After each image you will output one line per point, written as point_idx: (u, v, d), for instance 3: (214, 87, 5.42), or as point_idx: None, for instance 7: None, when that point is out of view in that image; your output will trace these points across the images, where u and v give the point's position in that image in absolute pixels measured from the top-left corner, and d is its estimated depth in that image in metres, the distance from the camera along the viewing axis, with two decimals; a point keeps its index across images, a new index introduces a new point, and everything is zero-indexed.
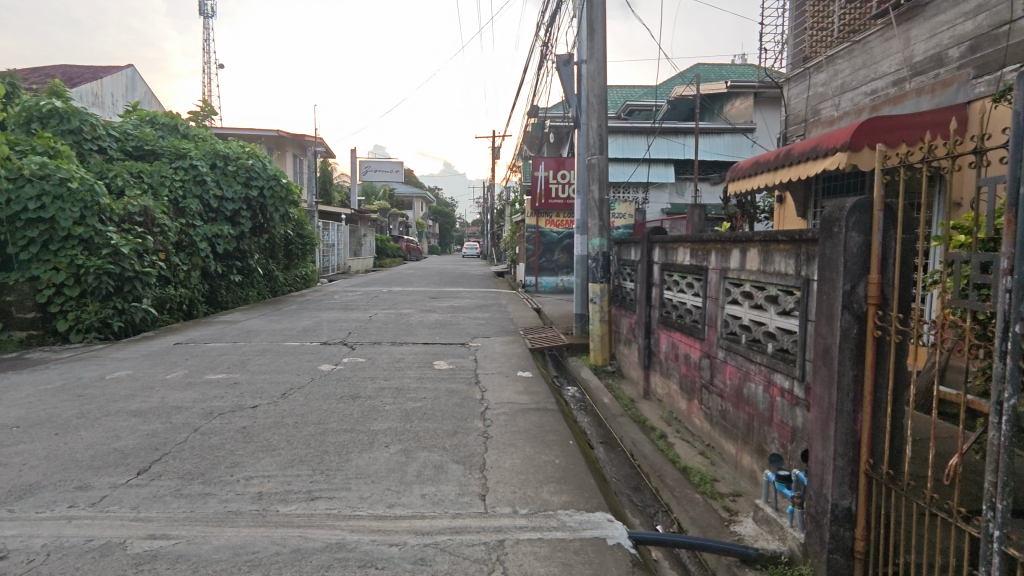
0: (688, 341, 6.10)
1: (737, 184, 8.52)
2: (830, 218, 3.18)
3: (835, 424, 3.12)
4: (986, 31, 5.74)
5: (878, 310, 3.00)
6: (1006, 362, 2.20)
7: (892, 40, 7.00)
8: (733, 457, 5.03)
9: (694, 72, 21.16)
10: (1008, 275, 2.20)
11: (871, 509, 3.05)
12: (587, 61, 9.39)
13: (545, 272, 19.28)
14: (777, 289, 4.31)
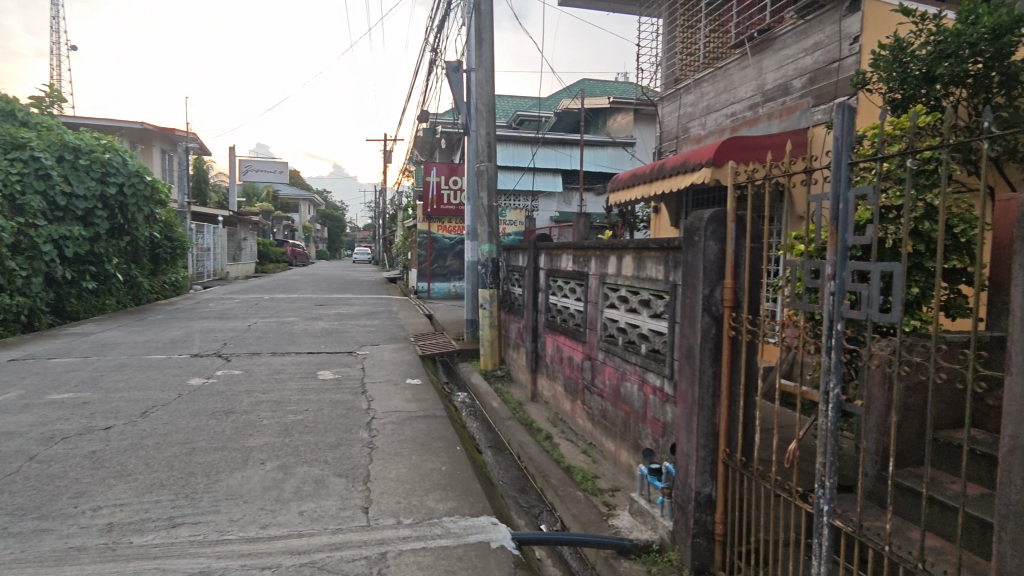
0: (572, 344, 6.33)
1: (617, 194, 9.01)
2: (692, 227, 3.44)
3: (698, 418, 3.39)
4: (821, 66, 6.54)
5: (732, 312, 3.29)
6: (832, 356, 2.51)
7: (747, 68, 7.77)
8: (612, 454, 5.29)
9: (579, 87, 22.14)
10: (831, 280, 2.51)
11: (728, 494, 3.35)
12: (475, 69, 9.49)
13: (437, 278, 19.15)
14: (649, 293, 4.60)
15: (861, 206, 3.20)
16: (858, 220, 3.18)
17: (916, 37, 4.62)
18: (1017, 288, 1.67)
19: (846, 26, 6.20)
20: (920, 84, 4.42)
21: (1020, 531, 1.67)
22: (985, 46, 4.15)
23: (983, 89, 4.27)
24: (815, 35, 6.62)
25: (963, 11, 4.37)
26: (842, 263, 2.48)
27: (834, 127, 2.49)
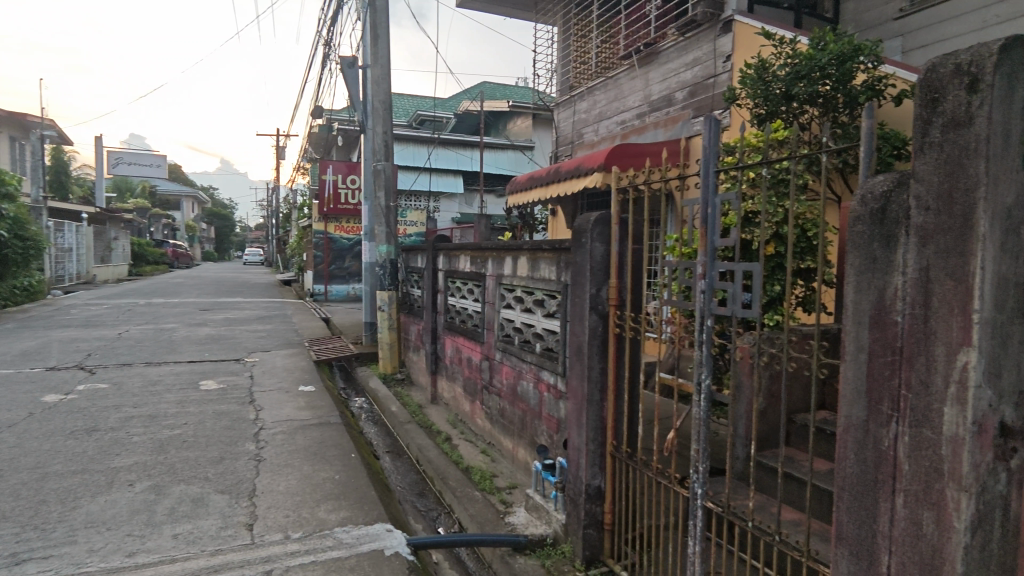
0: (470, 344, 6.35)
1: (516, 197, 9.15)
2: (580, 229, 3.57)
3: (587, 412, 3.52)
4: (700, 81, 7.03)
5: (616, 310, 3.45)
6: (703, 349, 2.71)
7: (635, 79, 8.21)
8: (510, 452, 5.37)
9: (480, 89, 22.29)
10: (702, 279, 2.71)
11: (615, 485, 3.51)
12: (371, 65, 9.26)
13: (335, 279, 18.45)
14: (543, 293, 4.72)
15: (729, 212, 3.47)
16: (727, 224, 3.45)
17: (777, 58, 5.10)
18: (848, 285, 1.88)
19: (720, 45, 6.72)
20: (781, 101, 4.90)
21: (854, 500, 1.89)
22: (832, 70, 4.67)
23: (831, 108, 4.81)
24: (694, 51, 7.12)
25: (815, 38, 4.89)
26: (711, 263, 2.69)
27: (702, 137, 2.69)
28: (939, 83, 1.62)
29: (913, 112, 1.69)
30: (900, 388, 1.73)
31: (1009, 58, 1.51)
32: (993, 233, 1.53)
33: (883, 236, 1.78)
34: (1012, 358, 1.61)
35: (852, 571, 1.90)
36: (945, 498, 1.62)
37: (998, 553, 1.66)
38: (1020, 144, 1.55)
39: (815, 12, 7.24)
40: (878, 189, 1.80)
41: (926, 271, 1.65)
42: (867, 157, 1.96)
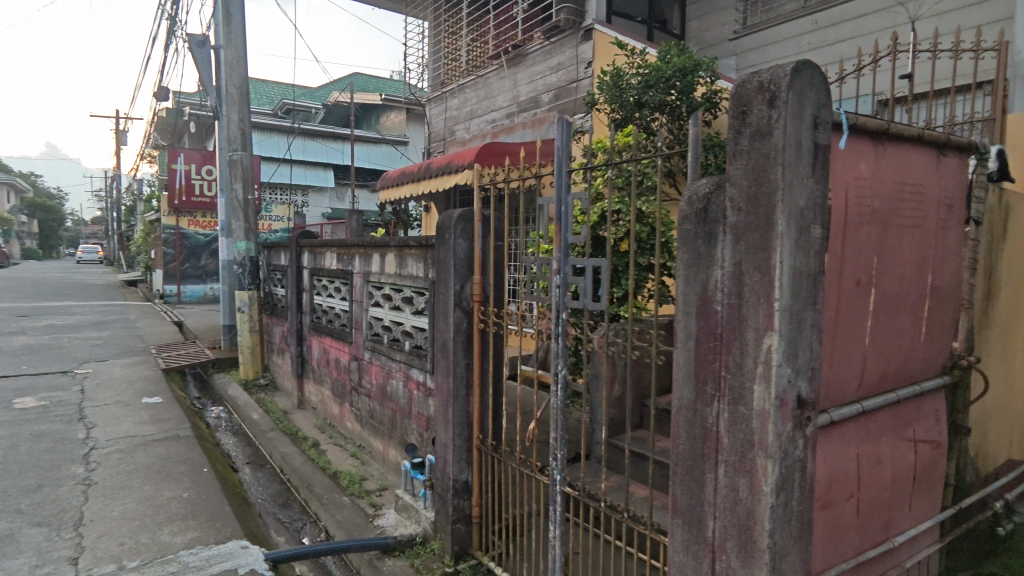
0: (338, 345, 6.10)
1: (386, 192, 8.92)
2: (443, 226, 3.57)
3: (453, 408, 3.54)
4: (564, 84, 7.34)
5: (480, 306, 3.51)
6: (560, 342, 2.85)
7: (504, 79, 8.37)
8: (380, 453, 5.24)
9: (350, 80, 21.49)
10: (557, 275, 2.85)
11: (481, 478, 3.56)
12: (223, 46, 8.53)
13: (189, 279, 16.79)
14: (411, 290, 4.66)
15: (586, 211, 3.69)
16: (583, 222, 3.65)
17: (630, 67, 5.47)
18: (678, 278, 2.06)
19: (582, 52, 7.06)
20: (633, 108, 5.25)
21: (686, 474, 2.08)
22: (677, 81, 5.10)
23: (677, 117, 5.26)
24: (558, 56, 7.40)
25: (662, 51, 5.30)
26: (565, 259, 2.83)
27: (554, 138, 2.81)
28: (746, 98, 1.82)
29: (727, 122, 1.88)
30: (720, 370, 1.93)
31: (798, 79, 1.74)
32: (788, 231, 1.76)
33: (705, 233, 1.97)
34: (806, 339, 1.85)
35: (685, 538, 2.09)
36: (756, 465, 1.84)
37: (798, 509, 1.91)
38: (809, 153, 1.79)
39: (664, 27, 7.88)
40: (701, 191, 1.99)
41: (739, 264, 1.86)
42: (694, 162, 2.16)
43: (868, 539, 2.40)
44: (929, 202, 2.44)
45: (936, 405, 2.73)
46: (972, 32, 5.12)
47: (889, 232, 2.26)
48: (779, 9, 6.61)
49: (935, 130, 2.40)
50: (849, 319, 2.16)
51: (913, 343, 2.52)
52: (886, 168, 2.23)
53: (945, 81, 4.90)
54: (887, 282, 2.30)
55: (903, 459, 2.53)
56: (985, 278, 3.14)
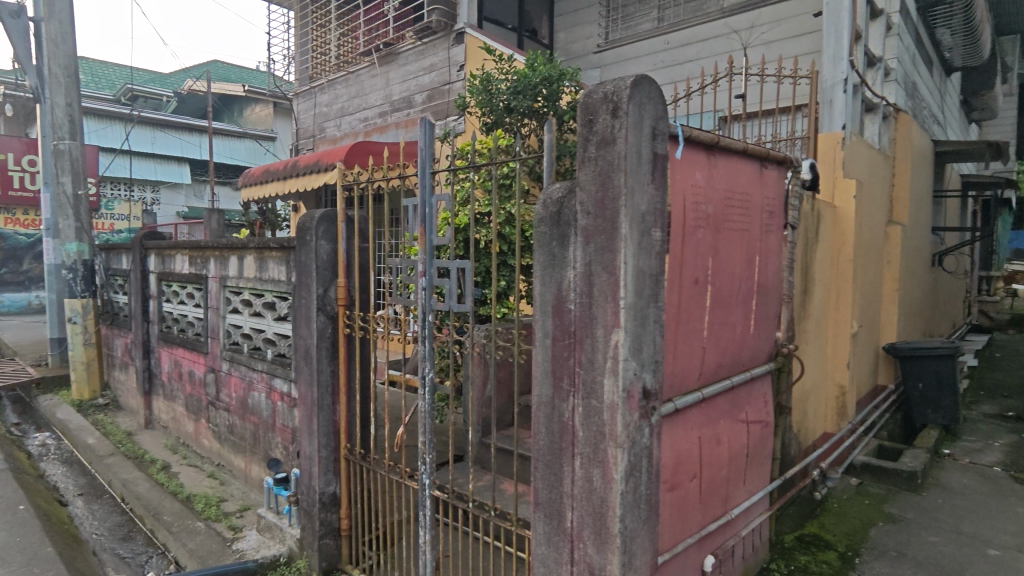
0: (192, 356, 5.56)
1: (249, 190, 8.30)
2: (304, 226, 3.40)
3: (318, 418, 3.38)
4: (436, 86, 7.32)
5: (346, 310, 3.39)
6: (426, 345, 2.85)
7: (376, 77, 8.16)
8: (242, 471, 4.85)
9: (207, 69, 19.81)
10: (423, 277, 2.85)
11: (349, 489, 3.44)
12: (44, 19, 7.44)
13: (6, 286, 14.45)
14: (273, 296, 4.37)
15: (454, 213, 3.69)
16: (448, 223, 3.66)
17: (500, 73, 5.58)
18: (536, 278, 2.13)
19: (453, 55, 7.08)
20: (503, 113, 5.37)
21: (546, 468, 2.15)
22: (543, 88, 5.26)
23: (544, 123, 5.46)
24: (431, 57, 7.37)
25: (530, 59, 5.46)
26: (430, 261, 2.83)
27: (418, 139, 2.80)
28: (592, 107, 1.93)
29: (576, 129, 1.98)
30: (575, 367, 2.03)
31: (638, 92, 1.87)
32: (631, 234, 1.88)
33: (559, 235, 2.05)
34: (649, 333, 1.99)
35: (547, 530, 2.16)
36: (608, 455, 1.94)
37: (646, 493, 2.05)
38: (648, 162, 1.93)
39: (534, 37, 8.14)
40: (555, 195, 2.07)
41: (590, 265, 1.96)
42: (549, 165, 2.24)
43: (709, 513, 2.64)
44: (755, 209, 2.75)
45: (764, 389, 3.08)
46: (792, 60, 5.88)
47: (721, 235, 2.51)
48: (637, 28, 7.10)
49: (759, 145, 2.70)
50: (689, 313, 2.37)
51: (744, 335, 2.82)
52: (718, 176, 2.47)
53: (772, 102, 5.56)
54: (721, 281, 2.55)
55: (738, 438, 2.82)
56: (802, 276, 3.60)
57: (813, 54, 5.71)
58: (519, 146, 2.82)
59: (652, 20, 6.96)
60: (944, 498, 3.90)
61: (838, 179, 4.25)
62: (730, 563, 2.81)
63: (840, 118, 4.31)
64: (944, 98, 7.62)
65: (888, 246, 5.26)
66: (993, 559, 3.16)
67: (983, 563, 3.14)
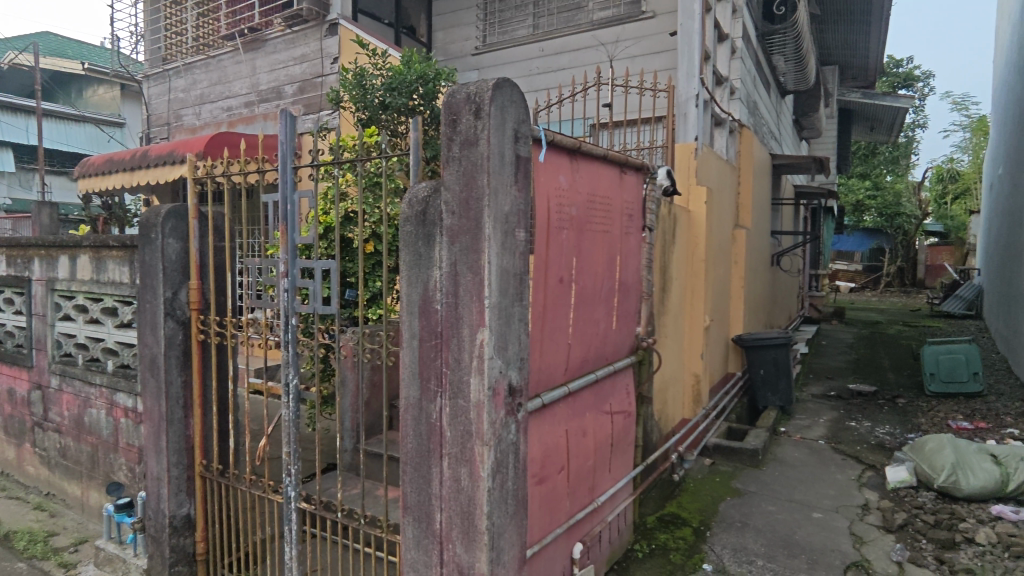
0: (12, 372, 4.80)
1: (88, 181, 7.32)
2: (147, 223, 3.07)
3: (167, 434, 3.07)
4: (308, 78, 6.97)
5: (200, 315, 3.12)
6: (289, 349, 2.71)
7: (240, 64, 7.59)
8: (77, 500, 4.27)
9: (34, 41, 17.28)
10: (285, 278, 2.69)
11: (206, 509, 3.17)
12: None
13: None
14: (113, 300, 3.90)
15: (328, 212, 3.54)
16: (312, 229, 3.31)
17: (374, 68, 5.45)
18: (402, 279, 2.10)
19: (326, 46, 6.79)
20: (378, 110, 5.22)
21: (415, 471, 2.13)
22: (419, 86, 5.21)
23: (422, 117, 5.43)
24: (301, 47, 7.01)
25: (405, 56, 5.37)
26: (293, 261, 2.68)
27: (278, 131, 2.65)
28: (456, 107, 1.93)
29: (440, 128, 1.97)
30: (441, 368, 2.03)
31: (500, 95, 1.90)
32: (494, 234, 1.91)
33: (425, 235, 2.04)
34: (514, 332, 2.04)
35: (416, 534, 2.13)
36: (474, 454, 1.96)
37: (513, 488, 2.09)
38: (511, 164, 1.97)
39: (411, 34, 8.03)
40: (420, 194, 2.05)
41: (455, 265, 1.96)
42: (415, 164, 2.22)
43: (577, 502, 2.76)
44: (615, 212, 2.92)
45: (627, 381, 3.28)
46: (652, 74, 6.33)
47: (584, 235, 2.64)
48: (513, 33, 7.24)
49: (618, 151, 2.87)
50: (554, 311, 2.46)
51: (607, 330, 2.98)
52: (580, 180, 2.59)
53: (635, 113, 5.96)
54: (584, 280, 2.68)
55: (603, 429, 2.97)
56: (661, 275, 3.89)
57: (670, 70, 6.19)
58: (384, 144, 2.76)
59: (527, 26, 7.14)
60: (780, 471, 4.41)
61: (692, 185, 4.64)
62: (597, 548, 2.95)
63: (693, 130, 4.72)
64: (779, 117, 8.62)
65: (735, 248, 5.85)
66: (817, 521, 3.63)
67: (810, 525, 3.58)
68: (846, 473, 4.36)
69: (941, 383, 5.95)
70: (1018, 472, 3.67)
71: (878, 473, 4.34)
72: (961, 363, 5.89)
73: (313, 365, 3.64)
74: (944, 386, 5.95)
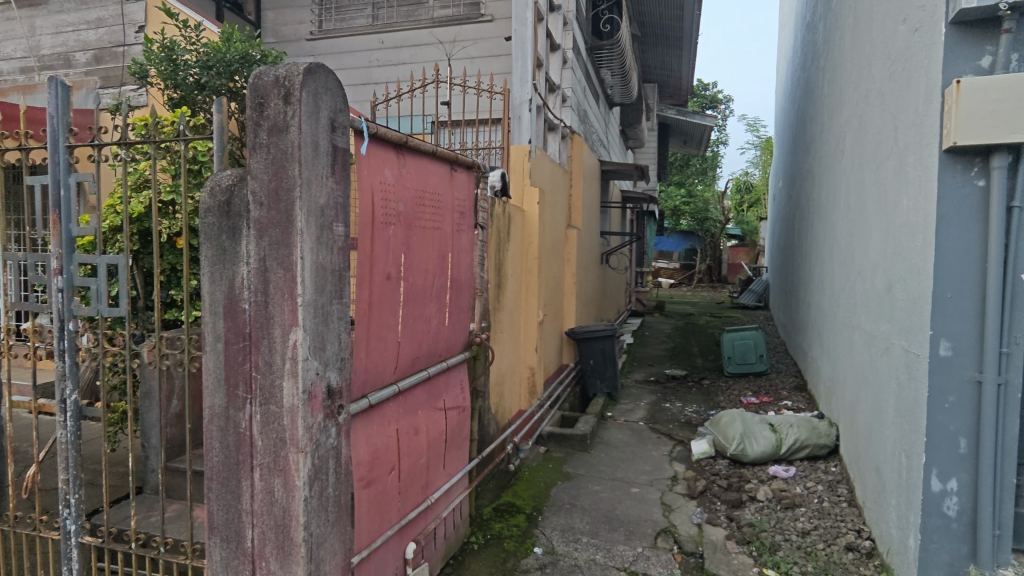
0: None
1: None
2: None
3: None
4: (106, 46, 6.05)
5: None
6: (66, 360, 2.32)
7: (14, 22, 6.34)
8: None
9: None
10: (58, 275, 2.29)
11: None
12: None
13: None
14: None
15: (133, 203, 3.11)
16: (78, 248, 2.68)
17: (187, 42, 4.87)
18: (203, 276, 1.91)
19: (129, 11, 5.94)
20: (194, 89, 4.73)
21: (221, 487, 1.94)
22: (241, 67, 4.71)
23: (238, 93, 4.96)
24: (96, 9, 6.05)
25: (224, 31, 4.85)
26: (69, 256, 2.30)
27: (47, 102, 2.26)
28: (263, 90, 1.79)
29: (245, 112, 1.81)
30: (249, 372, 1.87)
31: (312, 80, 1.79)
32: (308, 228, 1.80)
33: (229, 228, 1.87)
34: (333, 331, 1.95)
35: (224, 555, 1.95)
36: (288, 462, 1.83)
37: (334, 495, 2.00)
38: (326, 155, 1.88)
39: (237, 9, 7.10)
40: (224, 183, 1.88)
41: (263, 261, 1.82)
42: (220, 152, 2.04)
43: (410, 502, 2.72)
44: (445, 209, 2.93)
45: (461, 376, 3.31)
46: (489, 76, 6.50)
47: (412, 231, 2.60)
48: (350, 22, 6.95)
49: (446, 149, 2.88)
50: (381, 310, 2.40)
51: (439, 327, 2.98)
52: (407, 175, 2.55)
53: (473, 114, 6.08)
54: (413, 276, 2.64)
55: (436, 426, 2.96)
56: (495, 272, 3.99)
57: (506, 74, 6.40)
58: (181, 121, 2.42)
59: (366, 16, 6.89)
60: (605, 452, 4.78)
61: (526, 186, 4.83)
62: (432, 546, 2.94)
63: (527, 134, 4.91)
64: (607, 126, 9.34)
65: (567, 247, 6.22)
66: (635, 495, 3.99)
67: (628, 500, 3.93)
68: (660, 449, 4.86)
69: (737, 365, 6.89)
70: (789, 437, 4.28)
71: (685, 447, 4.90)
72: (751, 347, 6.86)
73: (111, 376, 3.17)
74: (738, 367, 6.89)
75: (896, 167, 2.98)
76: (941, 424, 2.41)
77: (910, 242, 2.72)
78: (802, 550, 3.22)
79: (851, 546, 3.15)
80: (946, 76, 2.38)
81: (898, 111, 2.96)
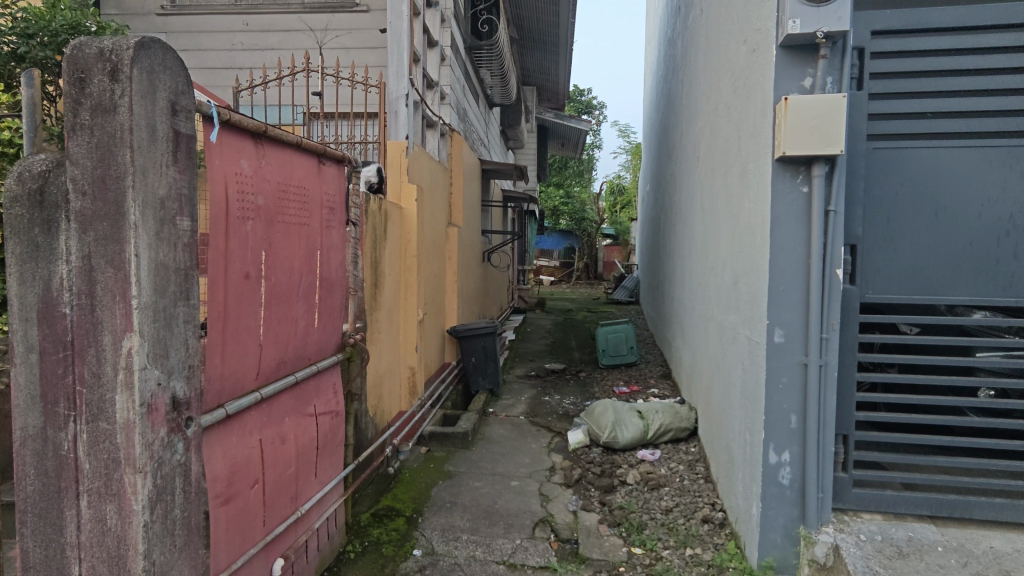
0: None
1: None
2: None
3: None
4: None
5: None
6: None
7: None
8: None
9: None
10: None
11: None
12: None
13: None
14: None
15: None
16: None
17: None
18: (10, 277, 1.64)
19: None
20: (9, 61, 4.05)
21: (38, 520, 1.69)
22: (69, 39, 4.15)
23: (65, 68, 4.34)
24: None
25: None
26: None
27: None
28: (84, 63, 1.57)
29: (61, 88, 1.58)
30: (73, 385, 1.64)
31: (146, 56, 1.60)
32: (143, 222, 1.61)
33: (43, 221, 1.63)
34: (177, 336, 1.76)
35: None
36: (123, 485, 1.62)
37: (182, 516, 1.81)
38: (166, 141, 1.69)
39: None
40: (35, 168, 1.64)
41: (88, 259, 1.60)
42: (30, 133, 1.77)
43: (276, 515, 2.55)
44: (312, 204, 2.78)
45: (333, 378, 3.16)
46: (364, 69, 6.30)
47: (274, 227, 2.43)
48: None
49: (313, 141, 2.73)
50: (240, 312, 2.22)
51: (307, 327, 2.82)
52: (267, 167, 2.38)
53: (347, 107, 5.86)
54: (277, 275, 2.48)
55: (305, 432, 2.80)
56: (371, 271, 3.86)
57: (382, 67, 6.23)
58: None
59: None
60: (486, 448, 4.82)
61: (403, 183, 4.73)
62: (302, 559, 2.77)
63: (403, 130, 4.81)
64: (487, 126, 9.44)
65: (447, 245, 6.20)
66: (515, 488, 4.07)
67: (508, 494, 3.99)
68: (539, 442, 5.00)
69: (610, 357, 7.26)
70: (655, 422, 4.60)
71: (562, 438, 5.08)
72: (623, 339, 7.28)
73: None
74: (612, 359, 7.27)
75: (739, 173, 3.30)
76: (776, 403, 2.71)
77: (751, 241, 3.03)
78: (665, 526, 3.47)
79: (707, 519, 3.44)
80: (777, 92, 2.67)
81: (741, 123, 3.28)
